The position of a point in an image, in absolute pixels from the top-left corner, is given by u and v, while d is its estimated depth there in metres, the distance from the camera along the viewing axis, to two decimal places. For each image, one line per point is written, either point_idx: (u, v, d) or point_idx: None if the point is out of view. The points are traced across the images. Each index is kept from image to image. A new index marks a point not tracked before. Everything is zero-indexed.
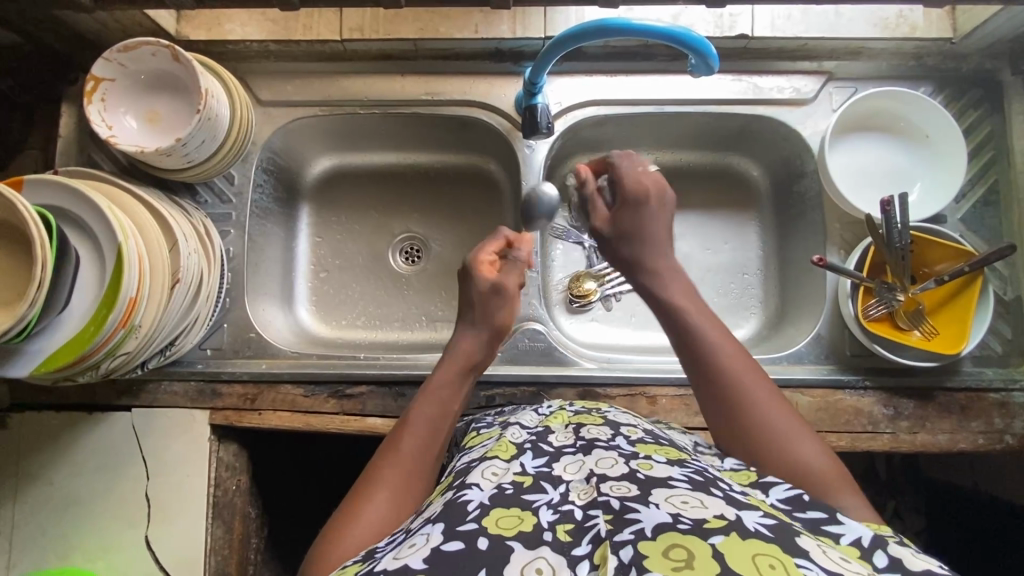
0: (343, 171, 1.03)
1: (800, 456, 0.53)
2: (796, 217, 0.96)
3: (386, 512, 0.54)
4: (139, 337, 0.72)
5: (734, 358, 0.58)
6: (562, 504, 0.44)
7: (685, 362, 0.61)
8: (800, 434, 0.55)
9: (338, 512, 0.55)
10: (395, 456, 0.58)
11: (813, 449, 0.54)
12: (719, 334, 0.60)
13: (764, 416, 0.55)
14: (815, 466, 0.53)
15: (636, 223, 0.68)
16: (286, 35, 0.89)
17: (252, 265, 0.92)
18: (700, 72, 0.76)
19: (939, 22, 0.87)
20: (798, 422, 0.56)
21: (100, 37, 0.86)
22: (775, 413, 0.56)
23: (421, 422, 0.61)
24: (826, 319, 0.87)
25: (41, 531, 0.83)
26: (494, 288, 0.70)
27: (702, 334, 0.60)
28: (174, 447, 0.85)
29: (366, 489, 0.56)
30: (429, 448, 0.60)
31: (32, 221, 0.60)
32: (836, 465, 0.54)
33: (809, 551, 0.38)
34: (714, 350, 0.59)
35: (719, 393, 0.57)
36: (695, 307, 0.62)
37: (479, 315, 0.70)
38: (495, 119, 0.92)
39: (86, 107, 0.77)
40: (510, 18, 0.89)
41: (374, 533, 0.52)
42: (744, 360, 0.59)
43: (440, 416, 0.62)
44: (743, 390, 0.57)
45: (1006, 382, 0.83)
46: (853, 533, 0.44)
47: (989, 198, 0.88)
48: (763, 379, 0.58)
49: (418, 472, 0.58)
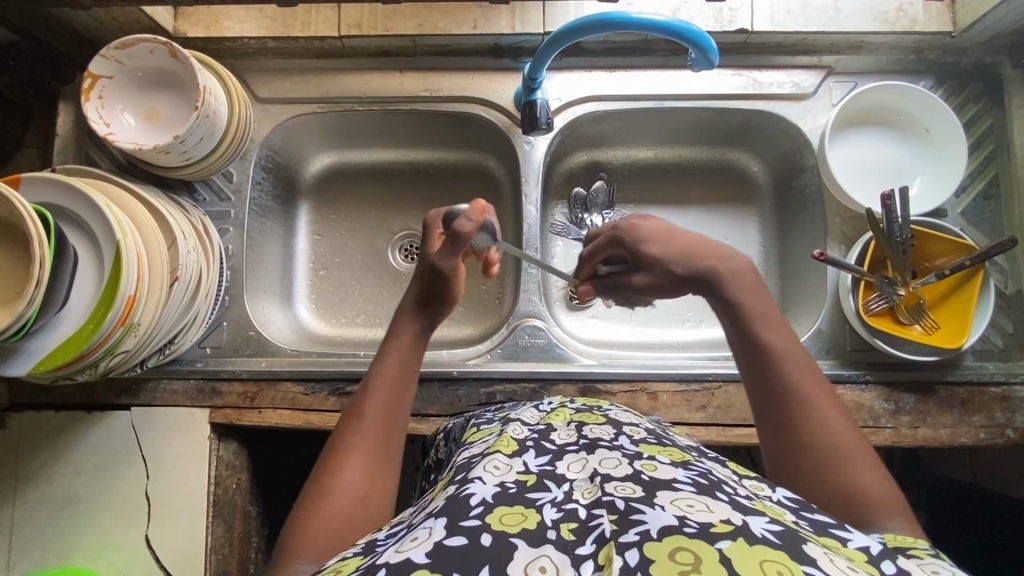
0: (341, 169, 1.03)
1: (853, 475, 0.52)
2: (796, 211, 0.96)
3: (361, 484, 0.55)
4: (138, 335, 0.72)
5: (801, 376, 0.56)
6: (566, 503, 0.44)
7: (747, 376, 0.59)
8: (855, 453, 0.53)
9: (308, 488, 0.55)
10: (359, 428, 0.58)
11: (867, 469, 0.53)
12: (788, 344, 0.58)
13: (823, 435, 0.54)
14: (867, 488, 0.52)
15: (657, 247, 0.63)
16: (284, 32, 0.89)
17: (251, 263, 0.91)
18: (700, 66, 0.75)
19: (939, 15, 0.86)
20: (856, 439, 0.54)
21: (98, 33, 0.86)
22: (838, 433, 0.54)
23: (379, 396, 0.60)
24: (827, 313, 0.87)
25: (40, 531, 0.83)
26: (433, 274, 0.66)
27: (767, 342, 0.58)
28: (173, 445, 0.84)
29: (336, 462, 0.56)
30: (392, 415, 0.60)
31: (30, 220, 0.60)
32: (892, 488, 0.53)
33: (817, 559, 0.37)
34: (781, 365, 0.57)
35: (780, 408, 0.56)
36: (770, 316, 0.59)
37: (426, 291, 0.67)
38: (494, 115, 0.92)
39: (83, 104, 0.77)
40: (509, 13, 0.88)
41: (348, 510, 0.53)
42: (811, 377, 0.56)
43: (397, 381, 0.62)
44: (806, 408, 0.55)
45: (1007, 376, 0.83)
46: (862, 541, 0.42)
47: (990, 192, 0.88)
48: (827, 396, 0.56)
49: (385, 444, 0.58)
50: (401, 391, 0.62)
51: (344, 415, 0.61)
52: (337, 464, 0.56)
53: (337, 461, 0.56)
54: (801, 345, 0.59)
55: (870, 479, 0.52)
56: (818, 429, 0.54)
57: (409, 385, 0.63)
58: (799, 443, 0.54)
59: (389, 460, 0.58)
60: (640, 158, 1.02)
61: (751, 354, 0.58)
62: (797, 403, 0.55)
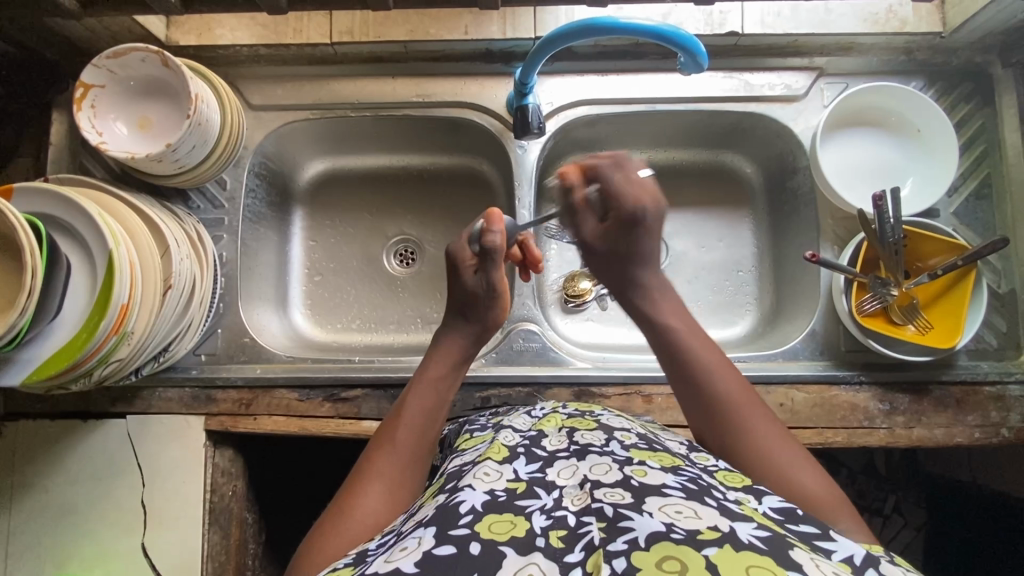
0: (335, 174, 1.03)
1: (790, 473, 0.54)
2: (789, 213, 0.96)
3: (381, 509, 0.54)
4: (132, 344, 0.72)
5: (727, 384, 0.59)
6: (555, 510, 0.45)
7: (678, 390, 0.61)
8: (788, 454, 0.55)
9: (329, 509, 0.55)
10: (389, 451, 0.58)
11: (800, 466, 0.54)
12: (710, 354, 0.61)
13: (755, 438, 0.56)
14: (803, 483, 0.53)
15: (632, 245, 0.65)
16: (276, 39, 0.89)
17: (245, 270, 0.92)
18: (690, 69, 0.76)
19: (928, 16, 0.87)
20: (786, 441, 0.56)
21: (90, 43, 0.86)
22: (767, 436, 0.56)
23: (411, 424, 0.61)
24: (821, 313, 0.87)
25: (37, 539, 0.83)
26: (488, 289, 0.67)
27: (691, 353, 0.61)
28: (169, 453, 0.84)
29: (360, 487, 0.56)
30: (425, 440, 0.61)
31: (22, 229, 0.60)
32: (829, 484, 0.54)
33: (803, 565, 0.38)
34: (708, 374, 0.60)
35: (712, 413, 0.58)
36: (691, 328, 0.63)
37: (471, 314, 0.68)
38: (487, 120, 0.92)
39: (76, 114, 0.77)
40: (500, 18, 0.89)
41: (365, 533, 0.52)
42: (736, 381, 0.59)
43: (433, 407, 0.62)
44: (736, 415, 0.57)
45: (1001, 375, 0.83)
46: (845, 551, 0.42)
47: (981, 191, 0.88)
48: (755, 402, 0.58)
49: (411, 472, 0.58)
50: (431, 422, 0.62)
51: (377, 432, 0.62)
52: (364, 480, 0.56)
53: (363, 481, 0.56)
54: (723, 356, 0.62)
55: (805, 475, 0.54)
56: (750, 432, 0.56)
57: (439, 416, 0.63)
58: (735, 448, 0.56)
59: (412, 488, 0.57)
60: None
61: (677, 366, 0.61)
62: (728, 410, 0.58)
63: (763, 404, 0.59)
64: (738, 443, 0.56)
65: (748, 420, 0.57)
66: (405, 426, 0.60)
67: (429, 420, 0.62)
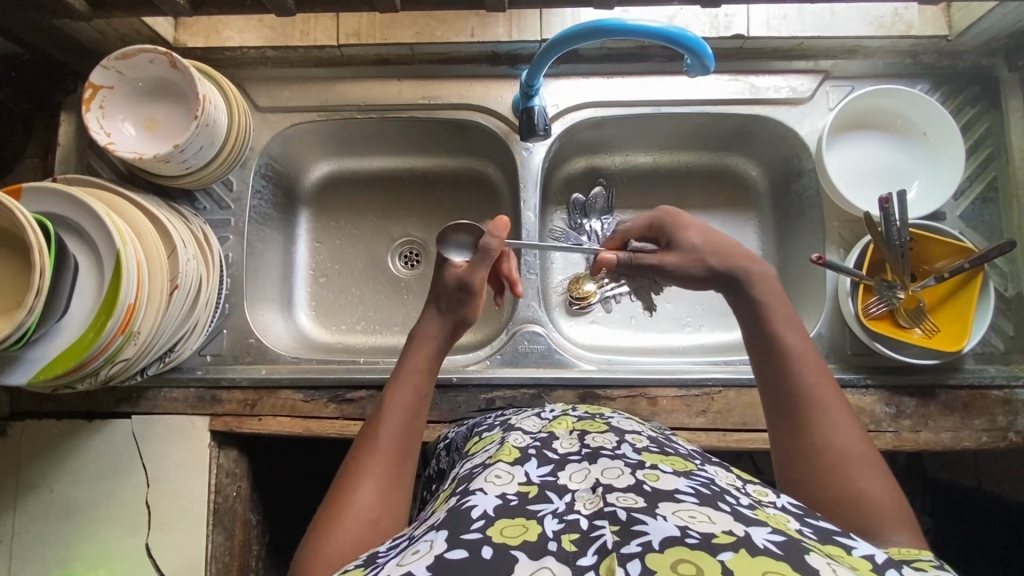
0: (341, 176, 1.04)
1: (858, 481, 0.51)
2: (794, 216, 0.96)
3: (374, 506, 0.53)
4: (138, 344, 0.72)
5: (810, 377, 0.56)
6: (568, 513, 0.44)
7: (761, 375, 0.59)
8: (860, 461, 0.52)
9: (319, 511, 0.54)
10: (376, 450, 0.57)
11: (873, 476, 0.52)
12: (801, 348, 0.58)
13: (830, 439, 0.53)
14: (870, 492, 0.51)
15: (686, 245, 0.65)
16: (283, 41, 0.90)
17: (251, 271, 0.92)
18: (696, 71, 0.76)
19: (935, 19, 0.87)
20: (862, 447, 0.53)
21: (99, 45, 0.86)
22: (843, 439, 0.53)
23: (396, 416, 0.60)
24: (827, 317, 0.87)
25: (41, 540, 0.83)
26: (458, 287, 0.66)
27: (781, 342, 0.58)
28: (173, 454, 0.84)
29: (350, 486, 0.55)
30: (410, 434, 0.60)
31: (31, 228, 0.60)
32: (899, 500, 0.51)
33: (819, 569, 0.37)
34: (795, 365, 0.57)
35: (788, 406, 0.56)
36: (785, 316, 0.60)
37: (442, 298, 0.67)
38: (492, 121, 0.92)
39: (84, 114, 0.77)
40: (506, 20, 0.89)
41: (362, 529, 0.51)
42: (819, 376, 0.57)
43: (415, 400, 0.62)
44: (813, 411, 0.55)
45: (1009, 379, 0.83)
46: (866, 550, 0.42)
47: (987, 195, 0.88)
48: (838, 404, 0.55)
49: (399, 466, 0.57)
50: (416, 415, 0.61)
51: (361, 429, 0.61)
52: (354, 478, 0.55)
53: (353, 479, 0.55)
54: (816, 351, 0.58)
55: (875, 486, 0.51)
56: (823, 431, 0.54)
57: (421, 405, 0.62)
58: (804, 445, 0.54)
59: (403, 482, 0.57)
60: (637, 163, 1.02)
61: (766, 354, 0.59)
62: (807, 405, 0.55)
63: (846, 405, 0.56)
64: (809, 441, 0.54)
65: (825, 419, 0.54)
66: (388, 420, 0.60)
67: (413, 407, 0.61)
